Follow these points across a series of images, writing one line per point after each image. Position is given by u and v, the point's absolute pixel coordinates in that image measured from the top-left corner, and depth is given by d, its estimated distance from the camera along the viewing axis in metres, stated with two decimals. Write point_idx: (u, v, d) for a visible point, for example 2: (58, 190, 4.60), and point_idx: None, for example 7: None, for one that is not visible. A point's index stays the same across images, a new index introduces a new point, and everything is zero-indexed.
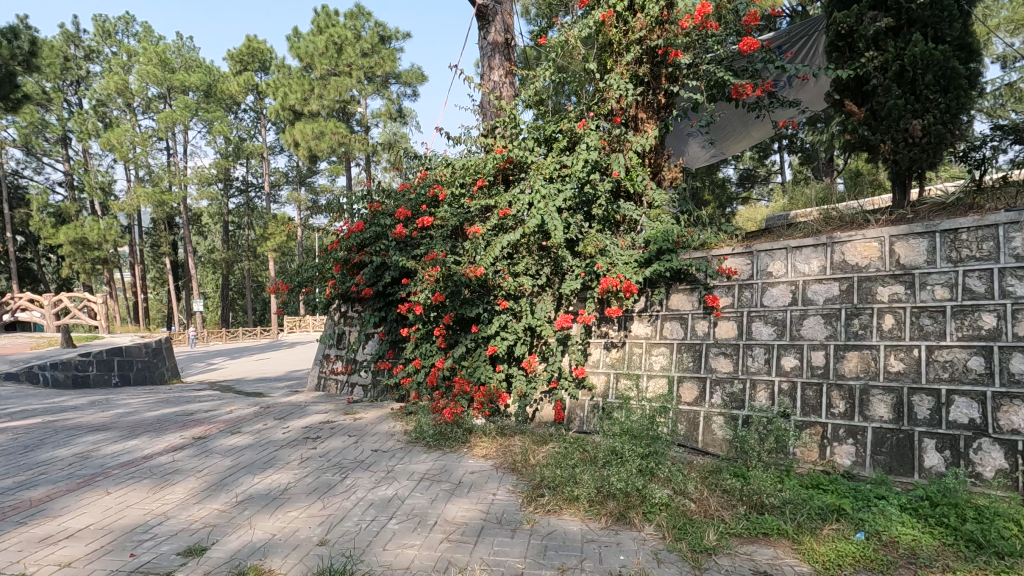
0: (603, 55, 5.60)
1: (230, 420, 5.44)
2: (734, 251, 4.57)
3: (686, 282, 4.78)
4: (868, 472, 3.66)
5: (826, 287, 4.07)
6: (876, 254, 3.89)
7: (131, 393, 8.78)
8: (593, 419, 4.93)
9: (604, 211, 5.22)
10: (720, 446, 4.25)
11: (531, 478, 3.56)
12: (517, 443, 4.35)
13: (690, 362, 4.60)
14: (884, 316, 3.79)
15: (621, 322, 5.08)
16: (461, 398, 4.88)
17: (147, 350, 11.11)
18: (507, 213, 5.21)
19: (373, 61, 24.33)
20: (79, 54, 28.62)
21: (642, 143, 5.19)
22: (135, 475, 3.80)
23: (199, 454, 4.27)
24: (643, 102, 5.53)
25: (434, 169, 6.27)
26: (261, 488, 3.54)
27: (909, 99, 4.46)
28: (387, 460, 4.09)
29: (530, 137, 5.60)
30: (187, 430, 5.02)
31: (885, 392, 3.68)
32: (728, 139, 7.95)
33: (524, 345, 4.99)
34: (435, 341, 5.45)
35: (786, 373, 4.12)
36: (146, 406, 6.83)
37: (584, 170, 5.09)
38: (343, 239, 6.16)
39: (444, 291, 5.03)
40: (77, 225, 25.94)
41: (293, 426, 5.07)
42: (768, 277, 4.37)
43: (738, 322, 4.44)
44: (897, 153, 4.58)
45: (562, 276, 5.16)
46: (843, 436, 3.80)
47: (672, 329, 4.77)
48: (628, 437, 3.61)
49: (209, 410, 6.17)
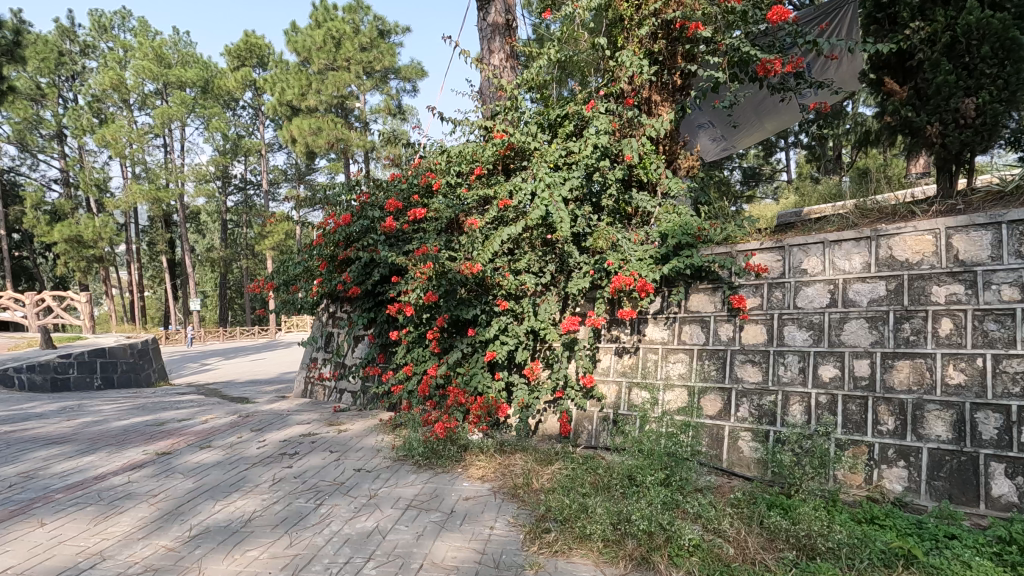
0: (612, 30, 5.08)
1: (203, 431, 4.95)
2: (763, 246, 4.05)
3: (707, 281, 4.28)
4: (926, 502, 3.17)
5: (870, 287, 3.57)
6: (930, 249, 3.39)
7: (109, 397, 8.26)
8: (603, 434, 4.44)
9: (614, 201, 4.78)
10: (749, 467, 3.76)
11: (535, 507, 3.07)
12: (519, 461, 3.83)
13: (714, 371, 4.10)
14: (940, 320, 3.29)
15: (634, 325, 4.58)
16: (456, 410, 4.35)
17: (132, 351, 10.74)
18: (507, 205, 4.73)
19: (372, 56, 23.81)
20: (74, 49, 28.10)
21: (657, 127, 4.69)
22: (79, 501, 3.30)
23: (158, 474, 3.77)
24: (658, 83, 5.00)
25: (428, 157, 5.79)
26: (221, 520, 3.04)
27: (960, 76, 3.95)
28: (370, 483, 3.59)
29: (533, 121, 5.06)
30: (152, 444, 4.52)
31: (943, 407, 3.19)
32: (746, 129, 7.44)
33: (526, 350, 4.50)
34: (428, 345, 4.98)
35: (824, 385, 3.61)
36: (119, 413, 6.32)
37: (593, 156, 4.61)
38: (330, 234, 5.70)
39: (436, 290, 4.56)
40: (71, 223, 25.52)
41: (270, 440, 4.57)
42: (802, 275, 3.86)
43: (768, 326, 3.93)
44: (946, 136, 4.07)
45: (568, 274, 4.69)
46: (893, 457, 3.31)
47: (692, 334, 4.27)
48: (648, 460, 3.10)
49: (183, 419, 5.66)
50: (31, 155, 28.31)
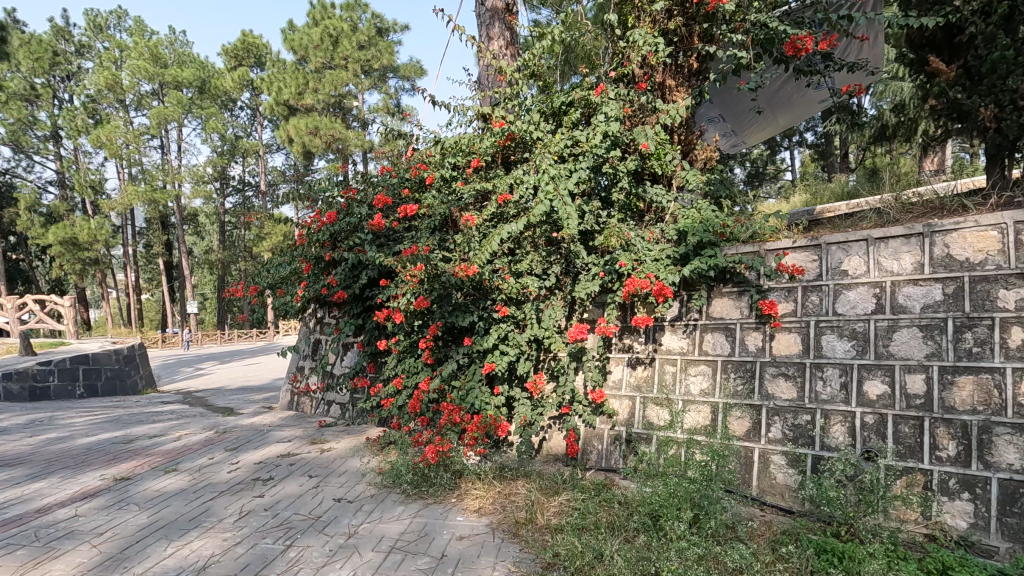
0: (622, 7, 4.62)
1: (173, 450, 4.49)
2: (796, 244, 3.58)
3: (732, 284, 3.81)
4: (997, 542, 2.71)
5: (924, 290, 3.10)
6: (996, 246, 2.93)
7: (86, 408, 7.79)
8: (615, 455, 3.99)
9: (625, 195, 4.34)
10: (783, 496, 3.31)
11: (540, 551, 2.61)
12: (521, 489, 3.37)
13: (740, 386, 3.63)
14: (1010, 329, 2.82)
15: (649, 333, 4.12)
16: (449, 430, 3.79)
17: (117, 357, 10.39)
18: (506, 199, 4.29)
19: (370, 54, 23.09)
20: (70, 50, 27.75)
21: (673, 114, 4.24)
22: (11, 542, 2.84)
23: (110, 506, 3.30)
24: (672, 66, 4.61)
25: (421, 148, 5.35)
26: (170, 568, 2.57)
27: (1018, 51, 3.46)
28: (350, 517, 3.13)
29: (537, 109, 4.60)
30: (112, 467, 4.06)
31: (1015, 431, 2.73)
32: (762, 123, 6.99)
33: (529, 361, 4.04)
34: (420, 355, 4.51)
35: (870, 403, 3.15)
36: (89, 428, 5.85)
37: (603, 145, 4.16)
38: (314, 232, 5.21)
39: (428, 295, 4.09)
40: (66, 225, 25.03)
41: (243, 462, 4.10)
42: (842, 276, 3.38)
43: (802, 336, 3.46)
44: (1002, 119, 3.59)
45: (574, 276, 4.25)
46: (956, 488, 2.85)
47: (715, 343, 3.80)
48: (674, 500, 2.61)
49: (155, 435, 5.18)
50: (27, 156, 27.95)
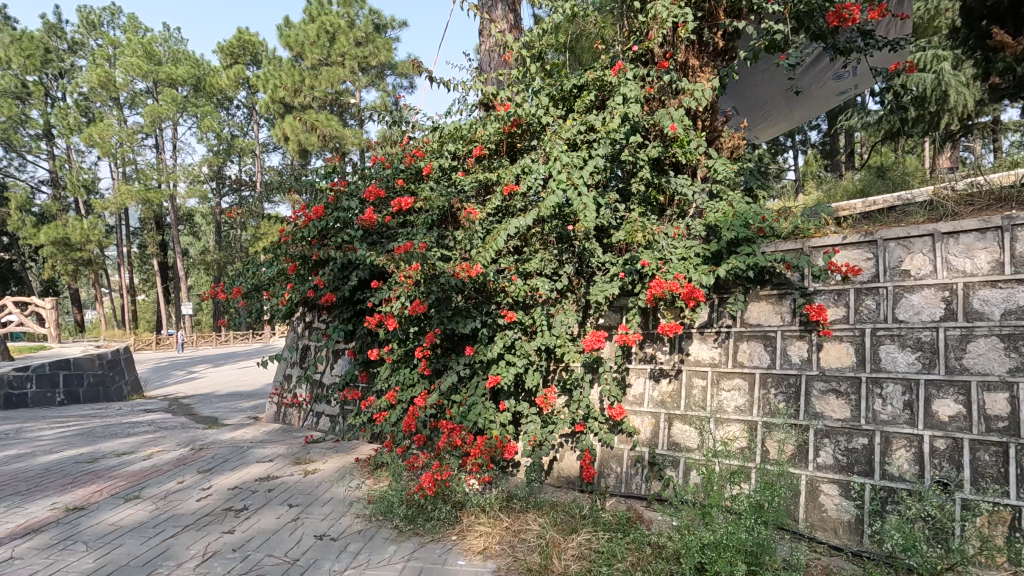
0: None
1: (140, 472, 4.02)
2: (848, 241, 3.12)
3: (772, 286, 3.34)
4: None
5: (1005, 293, 2.64)
6: None
7: (65, 417, 7.44)
8: (636, 479, 3.55)
9: (645, 187, 3.89)
10: (836, 532, 2.86)
11: None
12: (532, 524, 2.90)
13: (782, 403, 3.17)
14: None
15: (674, 341, 3.65)
16: (449, 454, 3.34)
17: (101, 363, 9.91)
18: (513, 191, 3.84)
19: (367, 51, 22.57)
20: (63, 48, 27.28)
21: (699, 94, 3.77)
22: None
23: (53, 546, 2.83)
24: (696, 44, 4.17)
25: (418, 138, 4.90)
26: None
27: None
28: (333, 561, 2.66)
29: (546, 91, 4.13)
30: (67, 493, 3.59)
31: None
32: (780, 116, 6.56)
33: (538, 373, 3.59)
34: (416, 365, 4.03)
35: (942, 426, 2.69)
36: (56, 442, 5.37)
37: (622, 129, 3.68)
38: (299, 230, 4.71)
39: (425, 298, 3.61)
40: (58, 225, 24.51)
41: (216, 487, 3.63)
42: (902, 277, 2.92)
43: (857, 346, 3.00)
44: None
45: (588, 278, 3.81)
46: None
47: (751, 354, 3.35)
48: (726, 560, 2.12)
49: (125, 452, 4.71)
50: (19, 155, 27.41)
